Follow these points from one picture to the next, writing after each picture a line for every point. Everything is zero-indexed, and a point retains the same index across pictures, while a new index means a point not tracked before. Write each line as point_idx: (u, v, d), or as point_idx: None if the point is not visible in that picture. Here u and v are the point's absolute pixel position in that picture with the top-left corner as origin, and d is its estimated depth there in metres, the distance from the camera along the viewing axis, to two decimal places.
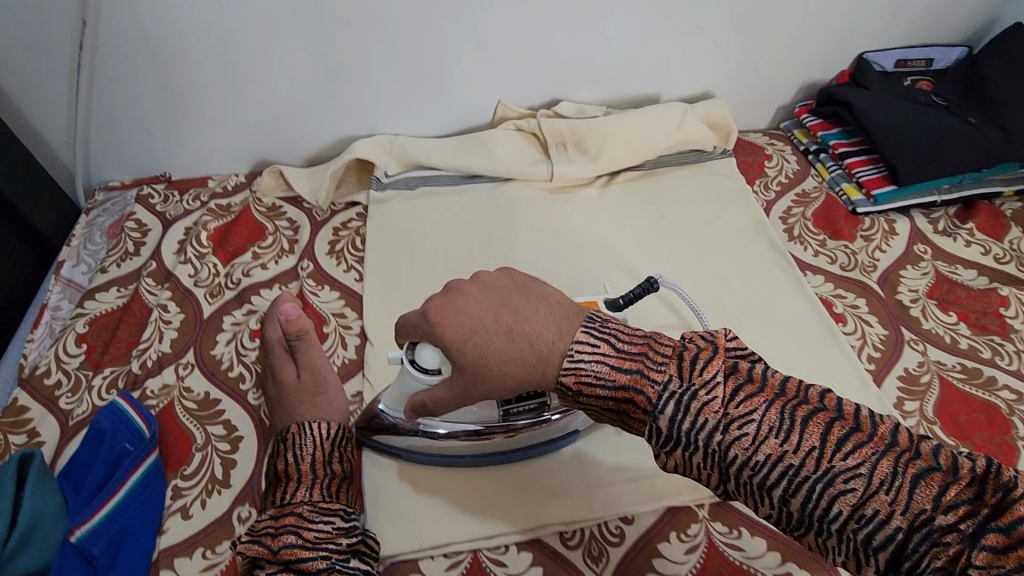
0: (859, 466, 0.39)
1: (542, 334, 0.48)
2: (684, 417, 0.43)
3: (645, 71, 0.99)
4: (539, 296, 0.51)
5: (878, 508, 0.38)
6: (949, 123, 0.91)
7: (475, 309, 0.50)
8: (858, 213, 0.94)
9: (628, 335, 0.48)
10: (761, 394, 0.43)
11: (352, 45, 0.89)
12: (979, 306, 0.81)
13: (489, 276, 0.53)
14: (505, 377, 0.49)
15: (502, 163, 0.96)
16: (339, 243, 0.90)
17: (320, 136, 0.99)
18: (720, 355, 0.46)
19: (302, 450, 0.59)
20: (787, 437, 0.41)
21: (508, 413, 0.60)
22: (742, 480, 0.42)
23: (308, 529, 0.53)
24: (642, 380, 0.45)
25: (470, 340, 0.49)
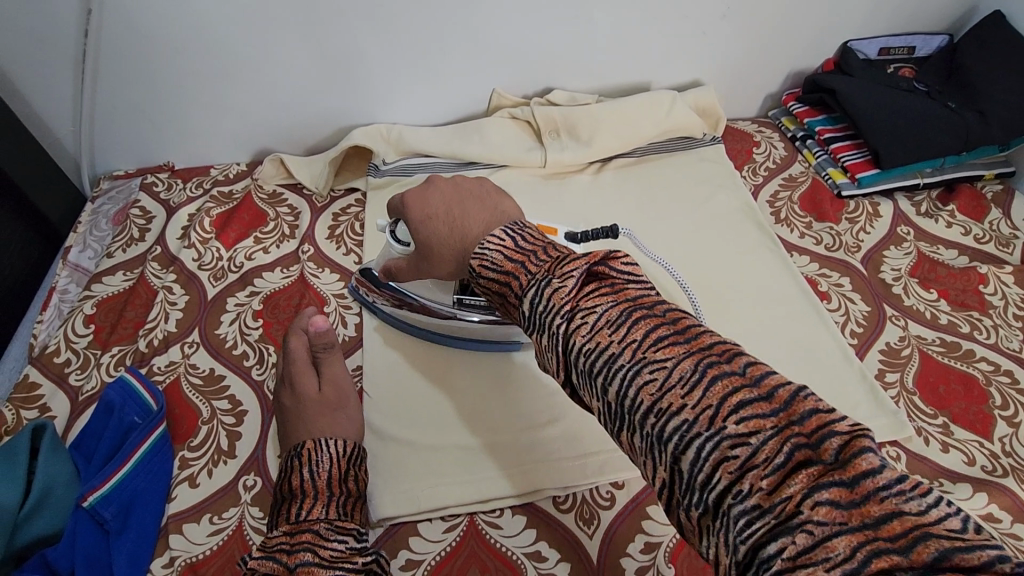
0: (672, 368, 0.38)
1: (472, 228, 0.57)
2: (542, 303, 0.44)
3: (635, 60, 1.02)
4: (489, 203, 0.59)
5: (675, 406, 0.37)
6: (929, 107, 0.94)
7: (436, 200, 0.61)
8: (843, 195, 0.96)
9: (534, 238, 0.51)
10: (615, 304, 0.42)
11: (349, 36, 0.91)
12: (959, 283, 0.84)
13: (463, 180, 0.64)
14: (443, 258, 0.60)
15: (497, 149, 0.99)
16: (339, 228, 0.93)
17: (319, 125, 1.02)
18: (592, 260, 0.45)
19: (319, 467, 0.58)
20: (618, 331, 0.41)
21: (460, 302, 0.70)
22: (579, 367, 0.42)
23: (324, 546, 0.51)
24: (521, 270, 0.48)
25: (426, 221, 0.61)
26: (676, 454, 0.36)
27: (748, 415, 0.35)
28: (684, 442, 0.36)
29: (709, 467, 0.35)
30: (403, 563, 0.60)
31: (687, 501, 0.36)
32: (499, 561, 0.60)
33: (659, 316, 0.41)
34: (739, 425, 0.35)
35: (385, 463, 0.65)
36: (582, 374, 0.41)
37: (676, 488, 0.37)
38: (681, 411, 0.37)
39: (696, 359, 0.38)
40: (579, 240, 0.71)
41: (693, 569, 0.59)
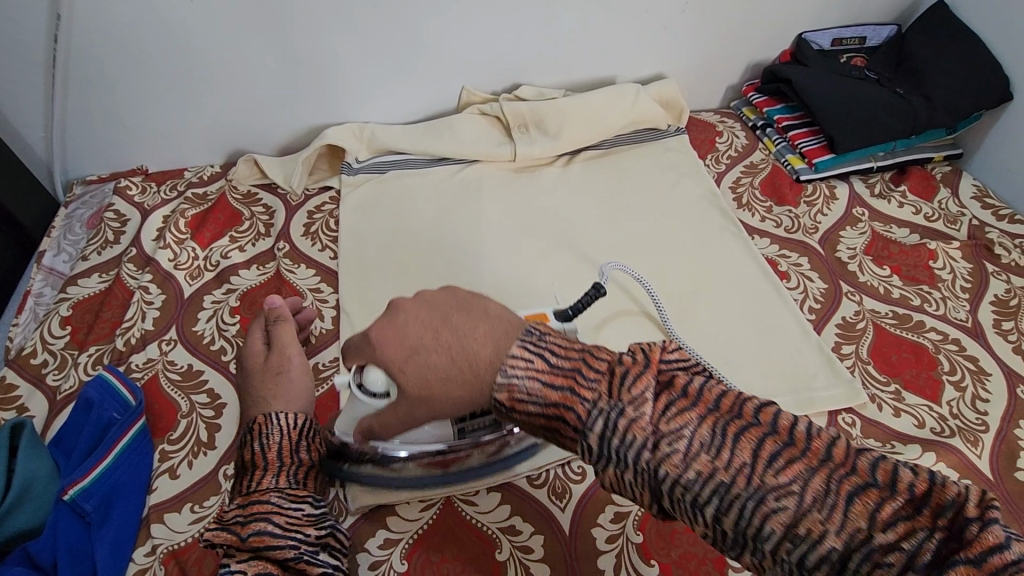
0: (799, 491, 0.36)
1: (480, 350, 0.44)
2: (614, 435, 0.40)
3: (599, 54, 1.05)
4: (481, 309, 0.46)
5: (815, 532, 0.35)
6: (878, 94, 0.98)
7: (413, 326, 0.46)
8: (801, 180, 1.00)
9: (565, 347, 0.45)
10: (701, 420, 0.39)
11: (320, 37, 0.94)
12: (910, 259, 0.88)
13: (431, 295, 0.49)
14: (452, 398, 0.45)
15: (468, 145, 1.01)
16: (313, 225, 0.94)
17: (292, 126, 1.03)
18: (652, 371, 0.42)
19: (269, 440, 0.56)
20: (719, 454, 0.38)
21: (461, 433, 0.55)
22: (674, 497, 0.38)
23: (279, 515, 0.51)
24: (574, 399, 0.41)
25: (411, 359, 0.46)
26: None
27: (894, 521, 0.34)
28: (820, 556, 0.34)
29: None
30: (382, 541, 0.62)
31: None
32: (475, 536, 0.62)
33: (755, 423, 0.39)
34: (888, 532, 0.34)
35: None
36: (686, 508, 0.38)
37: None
38: (826, 537, 0.34)
39: (822, 475, 0.36)
40: (570, 317, 0.67)
41: (660, 535, 0.62)
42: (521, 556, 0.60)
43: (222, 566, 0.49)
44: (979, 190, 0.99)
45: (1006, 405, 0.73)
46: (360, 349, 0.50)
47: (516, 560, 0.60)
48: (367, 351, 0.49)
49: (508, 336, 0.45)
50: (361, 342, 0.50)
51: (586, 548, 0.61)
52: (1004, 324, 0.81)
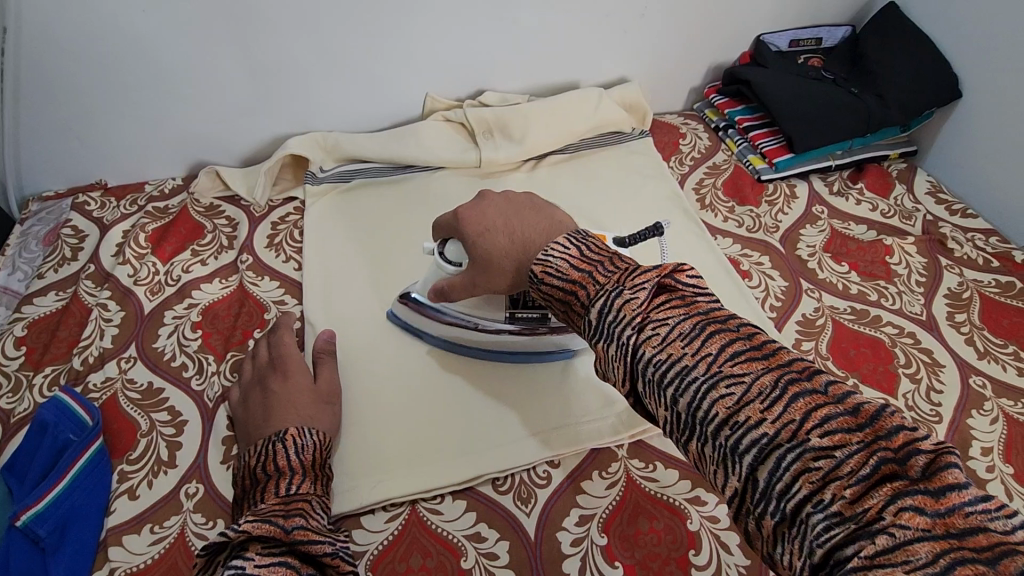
0: (751, 382, 0.39)
1: (534, 238, 0.59)
2: (610, 313, 0.46)
3: (561, 58, 1.06)
4: (543, 211, 0.62)
5: (755, 419, 0.38)
6: (834, 94, 1.01)
7: (493, 213, 0.63)
8: (763, 179, 1.02)
9: (599, 248, 0.53)
10: (687, 317, 0.43)
11: (279, 46, 0.93)
12: (867, 255, 0.91)
13: (513, 194, 0.66)
14: (504, 272, 0.61)
15: (433, 153, 1.01)
16: (277, 237, 0.93)
17: (254, 137, 1.02)
18: (662, 273, 0.46)
19: (306, 453, 0.61)
20: (693, 343, 0.42)
21: (513, 315, 0.71)
22: (705, 431, 0.39)
23: (314, 520, 0.54)
24: (589, 281, 0.49)
25: (485, 235, 0.62)
26: (754, 462, 0.37)
27: (833, 429, 0.35)
28: (763, 453, 0.37)
29: (789, 476, 0.35)
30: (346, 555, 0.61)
31: (760, 510, 0.37)
32: (440, 545, 0.62)
33: (734, 330, 0.42)
34: (824, 439, 0.35)
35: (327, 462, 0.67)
36: (651, 386, 0.42)
37: (750, 498, 0.37)
38: (761, 425, 0.37)
39: (776, 375, 0.39)
40: (626, 245, 0.68)
41: (624, 537, 0.62)
42: (486, 564, 0.60)
43: (236, 566, 0.45)
44: (933, 185, 1.02)
45: (959, 396, 0.75)
46: (446, 225, 0.67)
47: (481, 567, 0.60)
48: (454, 227, 0.66)
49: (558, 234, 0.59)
50: (452, 221, 0.66)
51: (551, 553, 0.61)
52: (957, 317, 0.83)
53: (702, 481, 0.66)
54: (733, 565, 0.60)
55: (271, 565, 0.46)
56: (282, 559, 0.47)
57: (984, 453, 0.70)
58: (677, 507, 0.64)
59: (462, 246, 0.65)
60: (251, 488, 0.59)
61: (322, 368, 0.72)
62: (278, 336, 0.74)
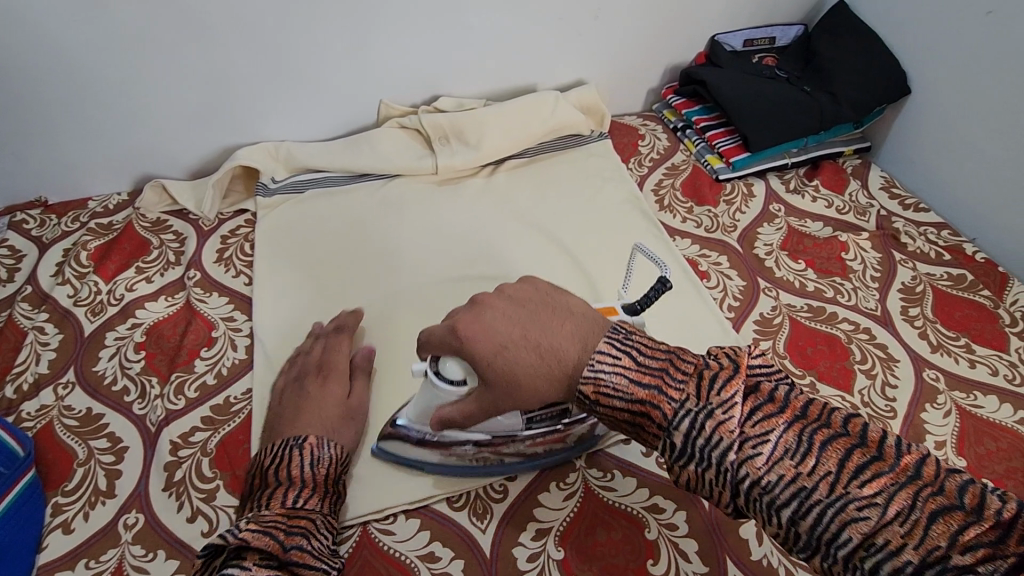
0: (884, 504, 0.41)
1: (567, 351, 0.50)
2: (701, 434, 0.46)
3: (517, 62, 1.05)
4: (562, 309, 0.52)
5: (895, 544, 0.40)
6: (786, 92, 1.01)
7: (503, 325, 0.51)
8: (721, 179, 1.02)
9: (651, 348, 0.51)
10: (788, 427, 0.45)
11: (223, 55, 0.90)
12: (823, 252, 0.91)
13: (512, 290, 0.55)
14: (536, 393, 0.51)
15: (388, 160, 0.99)
16: (227, 251, 0.91)
17: (202, 148, 0.99)
18: (741, 377, 0.47)
19: (319, 464, 0.61)
20: (804, 461, 0.43)
21: (531, 420, 0.60)
22: (751, 497, 0.44)
23: (315, 538, 0.55)
24: (661, 397, 0.48)
25: (501, 355, 0.51)
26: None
27: (974, 545, 0.38)
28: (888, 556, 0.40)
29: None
30: None
31: None
32: (392, 566, 0.60)
33: (845, 436, 0.44)
34: (966, 555, 0.38)
35: None
36: (762, 509, 0.44)
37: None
38: (905, 551, 0.39)
39: (909, 491, 0.41)
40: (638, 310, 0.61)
41: (581, 548, 0.61)
42: None
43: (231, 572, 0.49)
44: (886, 180, 1.03)
45: (913, 390, 0.75)
46: (442, 343, 0.54)
47: None
48: (453, 345, 0.53)
49: (593, 338, 0.51)
50: (445, 333, 0.54)
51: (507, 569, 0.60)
52: (911, 311, 0.83)
53: (660, 489, 0.65)
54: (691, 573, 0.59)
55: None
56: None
57: (938, 446, 0.70)
58: (635, 516, 0.63)
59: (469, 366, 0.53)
60: (259, 488, 0.59)
61: (356, 383, 0.71)
62: (333, 342, 0.75)
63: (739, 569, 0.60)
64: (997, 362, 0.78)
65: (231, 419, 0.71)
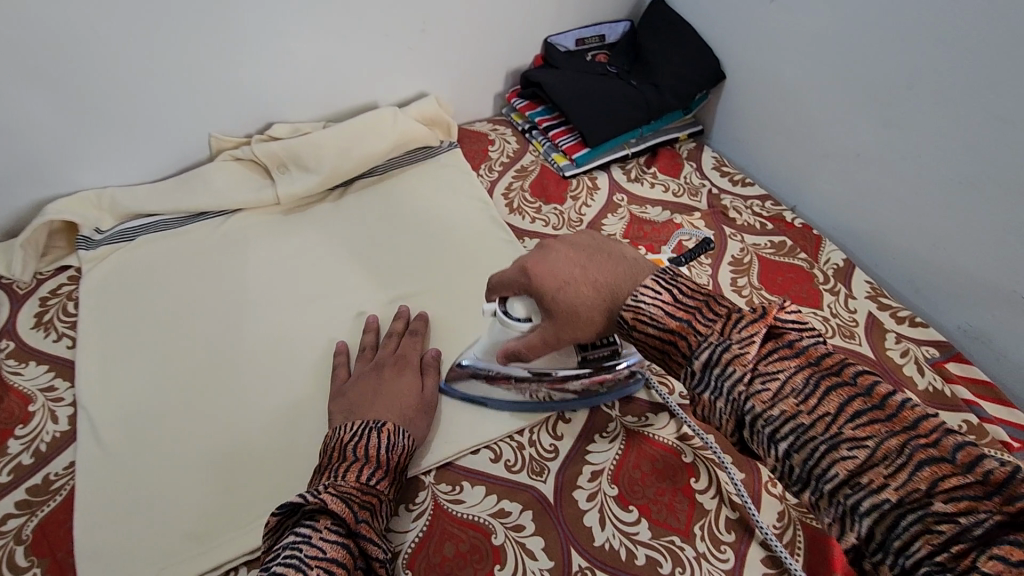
0: (874, 447, 0.42)
1: (618, 286, 0.57)
2: (717, 364, 0.49)
3: (352, 81, 1.04)
4: (616, 254, 0.60)
5: (877, 484, 0.41)
6: (615, 88, 1.06)
7: (564, 264, 0.59)
8: (566, 176, 1.06)
9: (691, 290, 0.54)
10: (800, 370, 0.47)
11: (14, 104, 0.83)
12: (661, 235, 0.96)
13: (574, 239, 0.63)
14: (589, 323, 0.58)
15: (224, 196, 0.95)
16: (46, 314, 0.84)
17: (8, 204, 0.91)
18: (768, 321, 0.49)
19: (393, 449, 0.62)
20: (807, 400, 0.45)
21: (585, 357, 0.68)
22: (802, 470, 0.44)
23: (378, 518, 0.58)
24: (689, 329, 0.52)
25: (564, 289, 0.58)
26: (873, 522, 0.40)
27: (957, 495, 0.39)
28: (886, 518, 0.40)
29: (909, 536, 0.39)
30: None
31: (877, 559, 0.41)
32: None
33: (851, 385, 0.45)
34: (948, 504, 0.38)
35: (100, 562, 0.62)
36: (763, 439, 0.46)
37: (864, 552, 0.42)
38: (885, 490, 0.40)
39: (901, 438, 0.42)
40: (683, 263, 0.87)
41: (429, 567, 0.61)
42: None
43: (303, 534, 0.53)
44: (717, 160, 1.10)
45: None
46: (513, 283, 0.62)
47: None
48: (523, 283, 0.61)
49: (643, 277, 0.58)
50: (518, 277, 0.62)
51: None
52: (740, 281, 0.90)
53: (506, 492, 0.66)
54: (538, 570, 0.61)
55: (330, 554, 0.52)
56: (339, 551, 0.52)
57: None
58: (482, 524, 0.64)
59: (536, 304, 0.62)
60: (335, 459, 0.61)
61: (427, 376, 0.73)
62: (407, 343, 0.77)
63: (583, 558, 0.62)
64: (814, 318, 0.85)
65: (50, 498, 0.66)
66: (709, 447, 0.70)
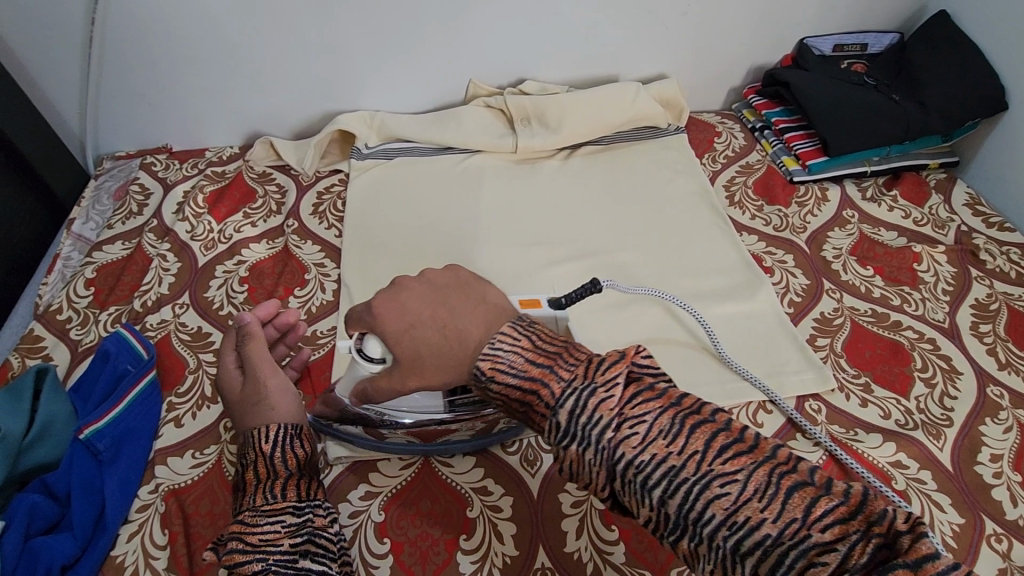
0: (745, 481, 0.40)
1: (470, 328, 0.50)
2: (583, 412, 0.43)
3: (602, 52, 1.09)
4: (474, 294, 0.54)
5: (755, 521, 0.39)
6: (873, 99, 1.00)
7: (415, 305, 0.53)
8: (795, 181, 1.03)
9: (549, 337, 0.50)
10: (664, 410, 0.43)
11: (333, 27, 0.98)
12: (894, 261, 0.90)
13: (433, 275, 0.56)
14: (436, 371, 0.52)
15: (473, 135, 1.05)
16: (322, 206, 1.00)
17: (306, 110, 1.08)
18: (626, 361, 0.46)
19: (246, 459, 0.57)
20: (675, 442, 0.42)
21: (452, 403, 0.60)
22: (680, 518, 0.41)
23: (251, 533, 0.52)
24: (551, 376, 0.46)
25: (407, 333, 0.52)
26: (757, 561, 0.39)
27: (830, 521, 0.38)
28: (766, 551, 0.38)
29: (795, 573, 0.38)
30: (362, 493, 0.66)
31: None
32: (448, 494, 0.66)
33: (711, 421, 0.43)
34: (825, 533, 0.38)
35: None
36: (637, 490, 0.42)
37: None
38: (763, 526, 0.39)
39: (767, 469, 0.40)
40: (562, 304, 0.64)
41: None
42: (490, 515, 0.64)
43: None
44: (971, 197, 1.00)
45: (974, 403, 0.74)
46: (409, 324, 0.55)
47: (486, 517, 0.64)
48: (367, 324, 0.55)
49: (499, 321, 0.51)
50: (364, 312, 0.56)
51: (551, 512, 0.64)
52: (981, 327, 0.82)
53: None
54: None
55: None
56: None
57: (993, 459, 0.69)
58: None
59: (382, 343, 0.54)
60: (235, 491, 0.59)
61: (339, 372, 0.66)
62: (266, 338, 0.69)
63: None
64: None
65: (317, 349, 0.80)
66: (926, 482, 0.67)
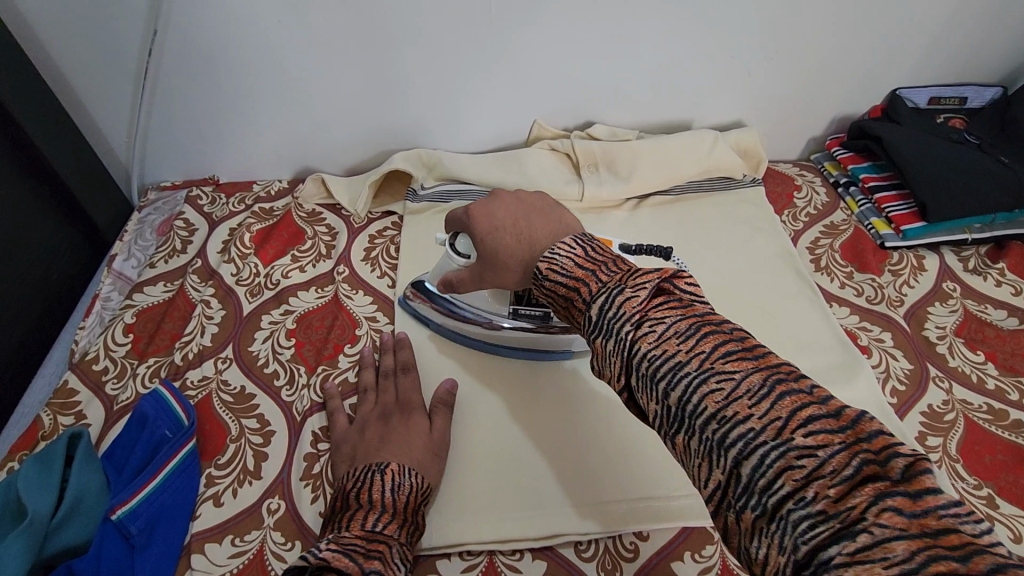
0: (741, 380, 0.38)
1: (540, 238, 0.56)
2: (609, 308, 0.44)
3: (677, 97, 1.02)
4: (553, 214, 0.59)
5: (742, 415, 0.36)
6: (978, 162, 0.91)
7: (501, 214, 0.60)
8: (886, 247, 0.94)
9: (602, 250, 0.51)
10: (684, 317, 0.42)
11: (397, 63, 0.93)
12: (1007, 346, 0.81)
13: (525, 194, 0.62)
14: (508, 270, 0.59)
15: (537, 181, 0.98)
16: (374, 250, 0.94)
17: (361, 146, 1.03)
18: (663, 275, 0.45)
19: (398, 492, 0.56)
20: (687, 341, 0.40)
21: (515, 312, 0.75)
22: (676, 413, 0.39)
23: (396, 562, 0.48)
24: (592, 278, 0.48)
25: (492, 234, 0.60)
26: (738, 457, 0.36)
27: (819, 430, 0.35)
28: (748, 449, 0.36)
29: (772, 472, 0.35)
30: None
31: (741, 504, 0.36)
32: None
33: (728, 333, 0.41)
34: (808, 439, 0.35)
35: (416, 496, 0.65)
36: (645, 381, 0.41)
37: (731, 489, 0.37)
38: (749, 420, 0.36)
39: (766, 375, 0.38)
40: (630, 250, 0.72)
41: None
42: None
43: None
44: None
45: None
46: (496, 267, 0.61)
47: None
48: (463, 222, 0.65)
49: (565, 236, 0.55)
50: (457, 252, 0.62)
51: None
52: None
53: None
54: None
55: None
56: None
57: None
58: None
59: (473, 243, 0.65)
60: (337, 514, 0.54)
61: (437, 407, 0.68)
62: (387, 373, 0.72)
63: None
64: None
65: None
66: None
